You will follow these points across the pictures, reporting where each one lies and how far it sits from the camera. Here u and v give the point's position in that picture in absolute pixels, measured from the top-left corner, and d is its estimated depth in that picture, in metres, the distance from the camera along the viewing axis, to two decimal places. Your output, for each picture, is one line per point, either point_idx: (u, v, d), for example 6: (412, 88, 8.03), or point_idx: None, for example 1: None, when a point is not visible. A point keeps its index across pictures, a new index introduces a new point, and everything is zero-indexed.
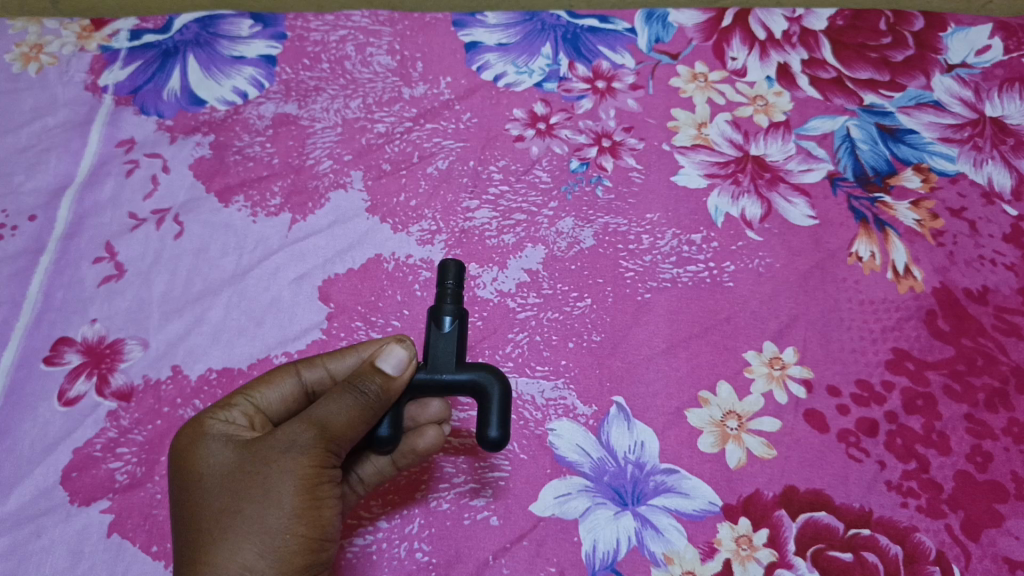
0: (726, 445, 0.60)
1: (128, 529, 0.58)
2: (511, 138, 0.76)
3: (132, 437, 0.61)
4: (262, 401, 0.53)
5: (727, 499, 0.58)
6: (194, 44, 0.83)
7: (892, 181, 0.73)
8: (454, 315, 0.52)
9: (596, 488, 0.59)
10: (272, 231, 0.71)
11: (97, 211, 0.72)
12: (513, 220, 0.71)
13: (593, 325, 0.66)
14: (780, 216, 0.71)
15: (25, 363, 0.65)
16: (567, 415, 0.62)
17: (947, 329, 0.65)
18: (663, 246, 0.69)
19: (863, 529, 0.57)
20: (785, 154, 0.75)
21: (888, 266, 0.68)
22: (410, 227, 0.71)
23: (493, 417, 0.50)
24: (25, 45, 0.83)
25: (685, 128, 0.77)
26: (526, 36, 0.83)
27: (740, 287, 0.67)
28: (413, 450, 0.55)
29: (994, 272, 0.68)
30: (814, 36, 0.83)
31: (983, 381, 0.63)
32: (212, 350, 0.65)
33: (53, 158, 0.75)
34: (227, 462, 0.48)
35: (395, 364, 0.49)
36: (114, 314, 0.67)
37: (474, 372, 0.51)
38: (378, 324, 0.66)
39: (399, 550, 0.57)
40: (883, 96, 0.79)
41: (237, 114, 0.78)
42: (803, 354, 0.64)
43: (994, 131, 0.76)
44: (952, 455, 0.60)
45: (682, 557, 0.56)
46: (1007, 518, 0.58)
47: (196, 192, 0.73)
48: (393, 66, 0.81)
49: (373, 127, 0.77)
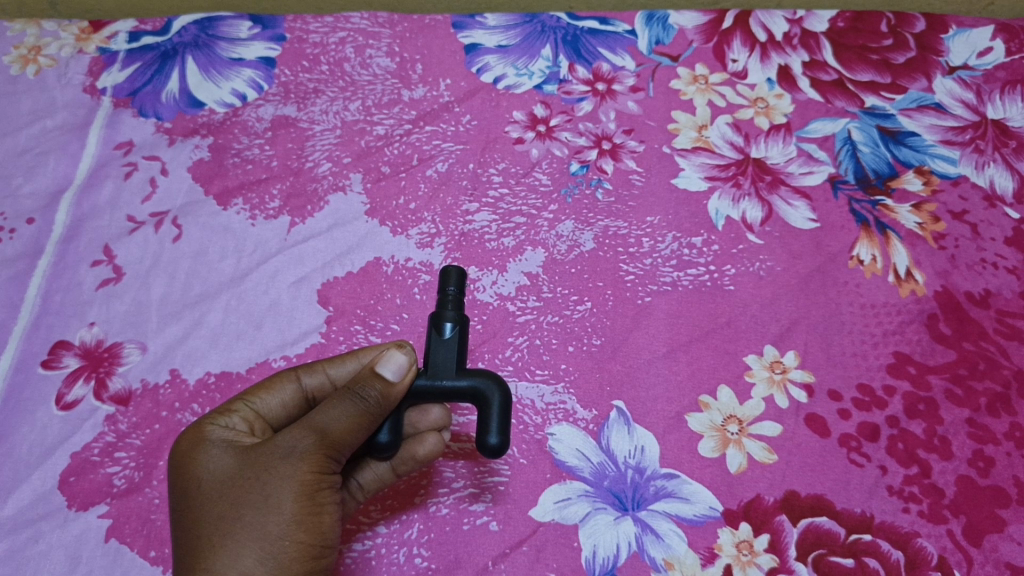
0: (727, 450, 0.60)
1: (127, 534, 0.57)
2: (511, 141, 0.75)
3: (130, 442, 0.61)
4: (262, 407, 0.52)
5: (728, 504, 0.58)
6: (193, 46, 0.82)
7: (892, 184, 0.73)
8: (455, 322, 0.52)
9: (596, 493, 0.59)
10: (271, 233, 0.70)
11: (96, 214, 0.72)
12: (513, 223, 0.71)
13: (592, 329, 0.65)
14: (781, 219, 0.71)
15: (23, 366, 0.65)
16: (567, 420, 0.61)
17: (949, 333, 0.65)
18: (663, 249, 0.69)
19: (865, 535, 0.57)
20: (785, 156, 0.74)
21: (889, 270, 0.68)
22: (409, 231, 0.70)
23: (493, 423, 0.49)
24: (23, 47, 0.83)
25: (685, 130, 0.76)
26: (526, 38, 0.83)
27: (740, 290, 0.67)
28: (413, 457, 0.55)
29: (995, 275, 0.68)
30: (814, 38, 0.83)
31: (984, 385, 0.63)
32: (211, 354, 0.64)
33: (52, 161, 0.75)
34: (227, 468, 0.47)
35: (395, 369, 0.48)
36: (113, 317, 0.67)
37: (474, 379, 0.51)
38: (377, 328, 0.65)
39: (398, 555, 0.56)
40: (884, 98, 0.78)
41: (236, 116, 0.78)
42: (804, 358, 0.64)
43: (995, 133, 0.76)
44: (953, 460, 0.60)
45: (682, 562, 0.56)
46: (1009, 524, 0.57)
47: (194, 195, 0.73)
48: (392, 68, 0.81)
49: (373, 129, 0.76)
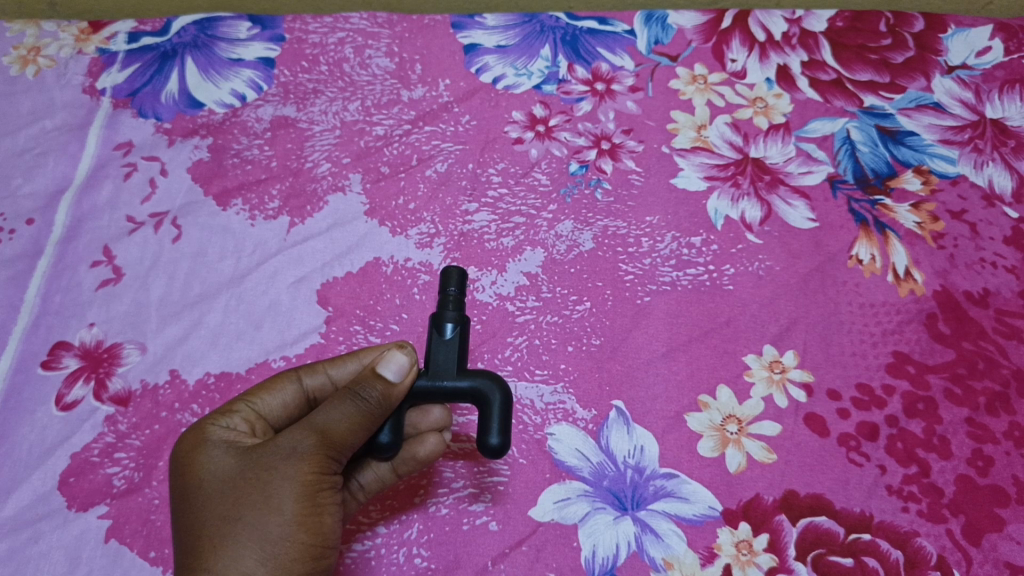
0: (726, 449, 0.60)
1: (127, 535, 0.58)
2: (510, 141, 0.76)
3: (129, 442, 0.61)
4: (263, 408, 0.52)
5: (727, 504, 0.58)
6: (192, 47, 0.83)
7: (892, 183, 0.73)
8: (456, 322, 0.52)
9: (595, 492, 0.59)
10: (271, 234, 0.71)
11: (95, 214, 0.72)
12: (512, 223, 0.71)
13: (592, 329, 0.65)
14: (780, 218, 0.71)
15: (23, 367, 0.65)
16: (567, 420, 0.62)
17: (948, 332, 0.65)
18: (663, 249, 0.69)
19: (864, 534, 0.57)
20: (784, 156, 0.75)
21: (888, 269, 0.68)
22: (408, 231, 0.70)
23: (494, 423, 0.49)
24: (23, 48, 0.83)
25: (684, 130, 0.76)
26: (525, 38, 0.83)
27: (740, 290, 0.67)
28: (414, 457, 0.55)
29: (994, 274, 0.68)
30: (814, 38, 0.83)
31: (983, 385, 0.63)
32: (210, 355, 0.65)
33: (51, 161, 0.75)
34: (228, 469, 0.47)
35: (396, 370, 0.48)
36: (113, 318, 0.67)
37: (475, 379, 0.51)
38: (376, 328, 0.65)
39: (398, 555, 0.56)
40: (883, 97, 0.78)
41: (235, 116, 0.78)
42: (803, 358, 0.64)
43: (994, 133, 0.76)
44: (952, 459, 0.60)
45: (682, 562, 0.56)
46: (1008, 523, 0.57)
47: (194, 196, 0.73)
48: (392, 68, 0.81)
49: (372, 129, 0.76)
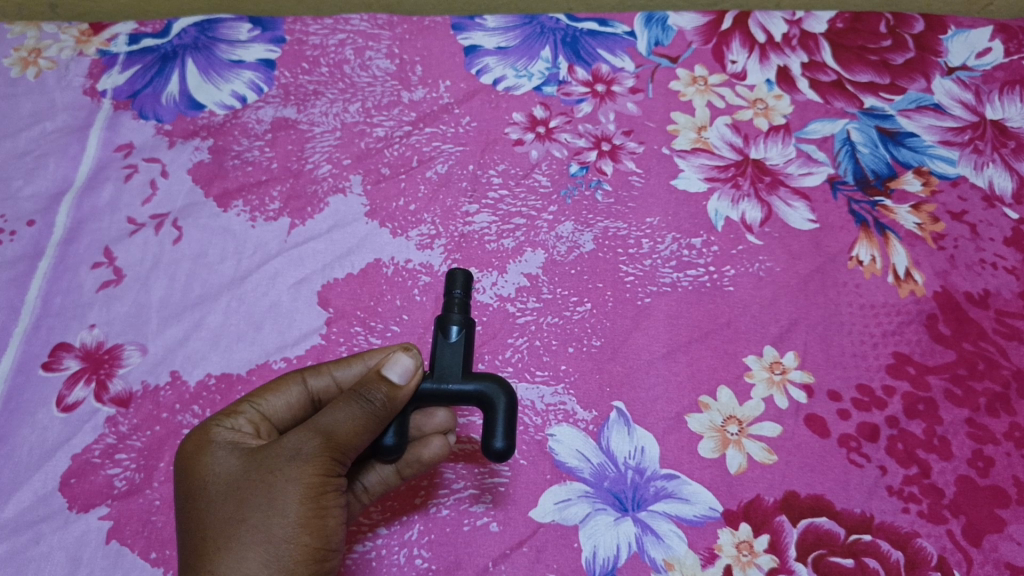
0: (727, 450, 0.60)
1: (128, 536, 0.58)
2: (511, 142, 0.76)
3: (131, 444, 0.61)
4: (268, 409, 0.53)
5: (728, 505, 0.58)
6: (193, 49, 0.83)
7: (892, 184, 0.73)
8: (460, 324, 0.52)
9: (596, 493, 0.59)
10: (272, 236, 0.71)
11: (96, 216, 0.72)
12: (513, 224, 0.71)
13: (592, 330, 0.65)
14: (780, 220, 0.71)
15: (24, 369, 0.65)
16: (567, 421, 0.62)
17: (947, 333, 0.65)
18: (663, 250, 0.69)
19: (864, 534, 0.57)
20: (785, 157, 0.75)
21: (888, 270, 0.68)
22: (409, 232, 0.70)
23: (499, 427, 0.49)
24: (24, 49, 0.83)
25: (685, 131, 0.76)
26: (525, 39, 0.83)
27: (740, 291, 0.67)
28: (419, 459, 0.55)
29: (994, 275, 0.68)
30: (814, 39, 0.83)
31: (984, 385, 0.63)
32: (211, 356, 0.65)
33: (52, 163, 0.75)
34: (233, 470, 0.47)
35: (401, 373, 0.48)
36: (114, 319, 0.67)
37: (480, 382, 0.51)
38: (377, 329, 0.65)
39: (399, 555, 0.57)
40: (883, 98, 0.79)
41: (236, 118, 0.78)
42: (804, 359, 0.64)
43: (994, 133, 0.76)
44: (952, 460, 0.60)
45: (682, 562, 0.56)
46: (1009, 524, 0.57)
47: (195, 197, 0.73)
48: (392, 70, 0.81)
49: (373, 130, 0.76)
